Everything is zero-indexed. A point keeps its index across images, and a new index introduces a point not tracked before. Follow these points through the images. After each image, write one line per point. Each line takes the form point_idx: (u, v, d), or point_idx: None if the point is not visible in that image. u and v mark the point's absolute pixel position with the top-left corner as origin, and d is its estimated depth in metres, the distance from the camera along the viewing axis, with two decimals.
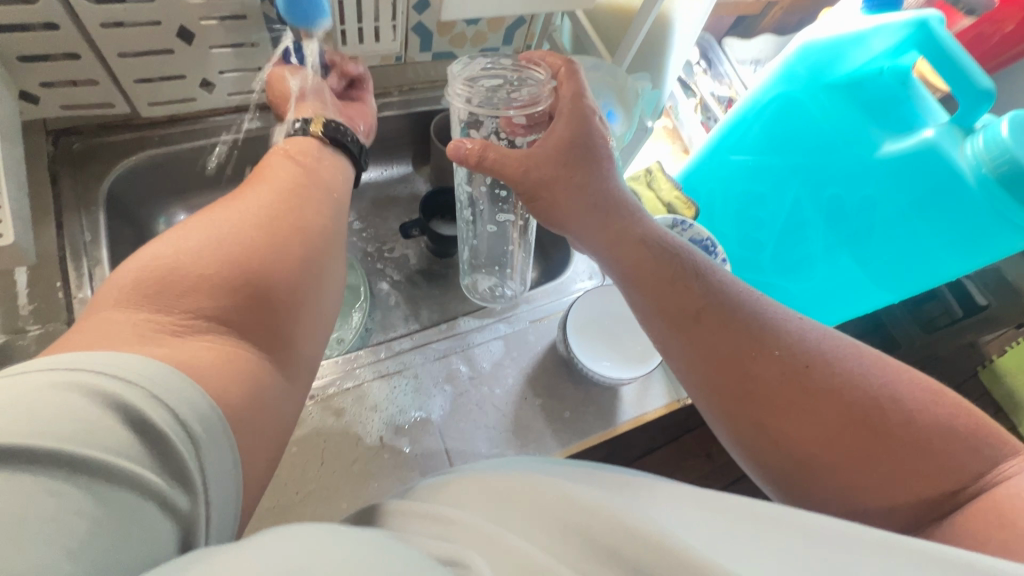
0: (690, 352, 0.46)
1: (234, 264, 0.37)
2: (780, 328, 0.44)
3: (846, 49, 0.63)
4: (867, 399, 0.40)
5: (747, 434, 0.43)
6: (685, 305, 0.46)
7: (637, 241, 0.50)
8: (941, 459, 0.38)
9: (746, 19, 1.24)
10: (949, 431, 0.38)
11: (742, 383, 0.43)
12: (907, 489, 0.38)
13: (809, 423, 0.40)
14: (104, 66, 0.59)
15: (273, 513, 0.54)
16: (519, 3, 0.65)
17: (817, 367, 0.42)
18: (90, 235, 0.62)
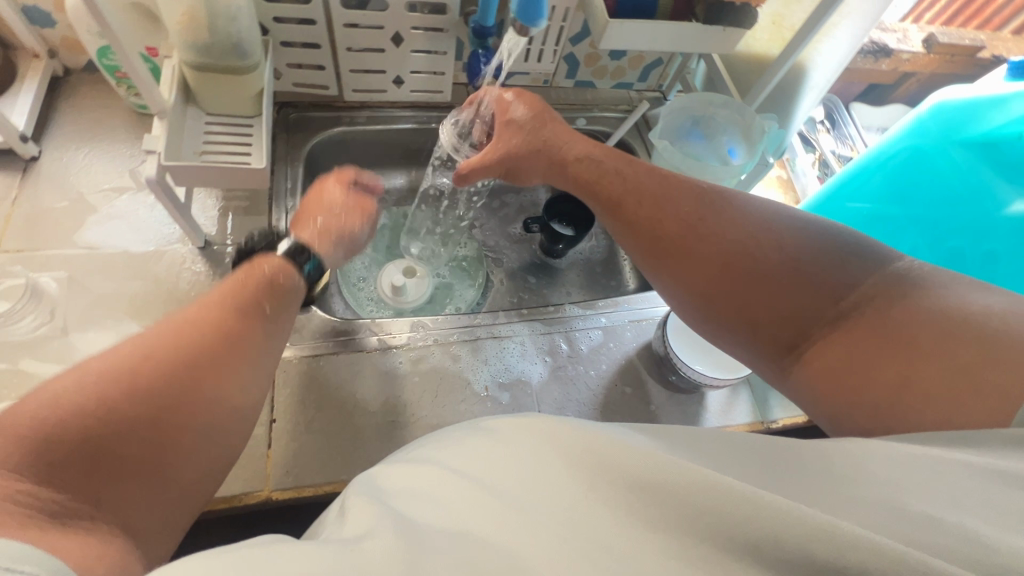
0: (669, 280, 0.53)
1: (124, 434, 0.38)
2: (728, 244, 0.52)
3: (982, 112, 0.65)
4: (767, 255, 0.48)
5: (708, 311, 0.51)
6: (656, 238, 0.54)
7: (604, 172, 0.60)
8: (843, 288, 0.44)
9: (878, 87, 1.25)
10: (840, 262, 0.46)
11: (721, 294, 0.50)
12: (824, 321, 0.44)
13: (735, 291, 0.49)
14: (332, 55, 0.76)
15: (392, 427, 0.63)
16: (668, 41, 0.75)
17: (726, 240, 0.51)
18: (290, 183, 0.78)
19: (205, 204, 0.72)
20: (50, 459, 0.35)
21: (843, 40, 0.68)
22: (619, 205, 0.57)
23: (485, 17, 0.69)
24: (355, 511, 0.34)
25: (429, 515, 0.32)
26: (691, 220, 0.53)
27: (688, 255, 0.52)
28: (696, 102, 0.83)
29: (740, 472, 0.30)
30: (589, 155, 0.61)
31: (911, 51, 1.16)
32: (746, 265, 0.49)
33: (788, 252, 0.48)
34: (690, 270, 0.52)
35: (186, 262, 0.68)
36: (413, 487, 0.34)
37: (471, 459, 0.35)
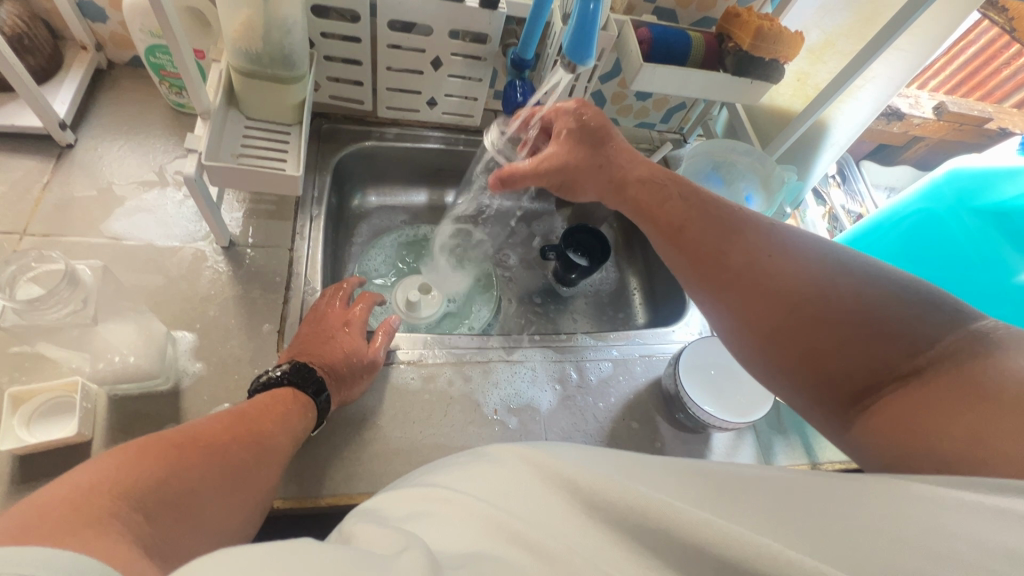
0: (738, 307, 0.54)
1: (174, 471, 0.43)
2: (796, 276, 0.51)
3: (996, 181, 0.67)
4: (840, 299, 0.48)
5: (771, 350, 0.52)
6: (723, 267, 0.56)
7: (672, 201, 0.61)
8: (920, 343, 0.43)
9: (888, 147, 1.29)
10: (922, 314, 0.45)
11: (787, 333, 0.50)
12: (895, 375, 0.44)
13: (802, 331, 0.49)
14: (372, 73, 0.78)
15: (399, 442, 0.63)
16: (697, 87, 0.77)
17: (793, 280, 0.51)
18: (317, 192, 0.79)
19: (232, 205, 0.73)
20: (126, 498, 0.38)
21: (866, 102, 0.71)
22: (683, 231, 0.59)
23: (525, 51, 0.72)
24: (362, 532, 0.32)
25: (440, 539, 0.31)
26: (758, 254, 0.54)
27: (756, 292, 0.53)
28: (718, 148, 0.85)
29: (766, 516, 0.31)
30: (653, 179, 0.64)
31: (922, 116, 1.20)
32: (816, 307, 0.48)
33: (863, 297, 0.47)
34: (756, 307, 0.53)
35: (209, 260, 0.68)
36: (415, 511, 0.34)
37: (475, 484, 0.35)
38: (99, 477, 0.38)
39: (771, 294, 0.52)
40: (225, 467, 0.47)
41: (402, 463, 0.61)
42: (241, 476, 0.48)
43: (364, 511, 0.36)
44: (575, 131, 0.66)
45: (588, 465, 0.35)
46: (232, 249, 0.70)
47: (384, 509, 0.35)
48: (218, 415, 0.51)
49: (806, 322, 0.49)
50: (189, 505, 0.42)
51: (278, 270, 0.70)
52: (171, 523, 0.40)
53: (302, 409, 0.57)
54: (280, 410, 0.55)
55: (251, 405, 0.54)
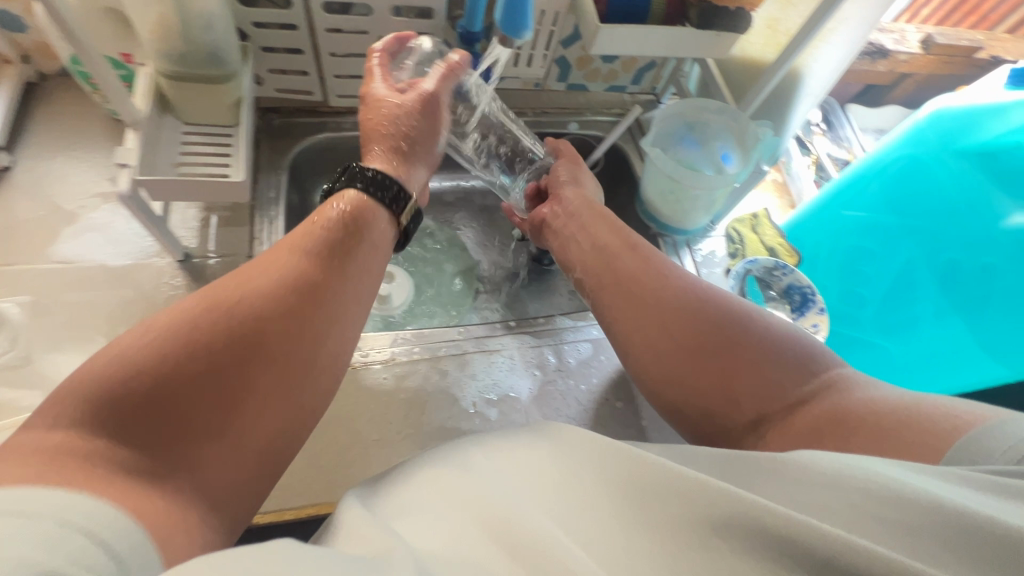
0: (634, 304, 0.56)
1: (193, 349, 0.39)
2: (712, 295, 0.54)
3: (980, 119, 0.64)
4: (757, 329, 0.51)
5: (681, 370, 0.51)
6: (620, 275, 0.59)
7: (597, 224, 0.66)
8: (807, 373, 0.48)
9: (875, 88, 1.24)
10: (807, 354, 0.49)
11: (707, 358, 0.50)
12: (786, 404, 0.47)
13: (707, 355, 0.50)
14: (315, 60, 0.74)
15: (375, 446, 0.61)
16: (660, 45, 0.73)
17: (686, 309, 0.53)
18: (273, 193, 0.76)
19: (185, 216, 0.70)
20: (113, 421, 0.35)
21: (840, 46, 0.67)
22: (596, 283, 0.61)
23: (471, 23, 0.69)
24: (351, 525, 0.32)
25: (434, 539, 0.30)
26: (660, 266, 0.58)
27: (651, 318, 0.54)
28: (689, 108, 0.81)
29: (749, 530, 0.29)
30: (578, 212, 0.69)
31: (907, 52, 1.14)
32: (736, 332, 0.50)
33: (775, 330, 0.51)
34: (655, 314, 0.54)
35: (166, 276, 0.66)
36: (409, 509, 0.33)
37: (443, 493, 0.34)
38: (155, 321, 0.41)
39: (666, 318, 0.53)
40: (202, 395, 0.38)
41: (380, 466, 0.60)
42: (212, 419, 0.38)
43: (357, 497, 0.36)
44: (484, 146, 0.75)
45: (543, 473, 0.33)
46: (189, 261, 0.68)
47: (379, 501, 0.35)
48: (151, 321, 0.41)
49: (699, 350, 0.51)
50: (166, 443, 0.36)
51: None
52: (159, 441, 0.36)
53: (355, 239, 0.53)
54: (299, 288, 0.47)
55: (229, 299, 0.43)
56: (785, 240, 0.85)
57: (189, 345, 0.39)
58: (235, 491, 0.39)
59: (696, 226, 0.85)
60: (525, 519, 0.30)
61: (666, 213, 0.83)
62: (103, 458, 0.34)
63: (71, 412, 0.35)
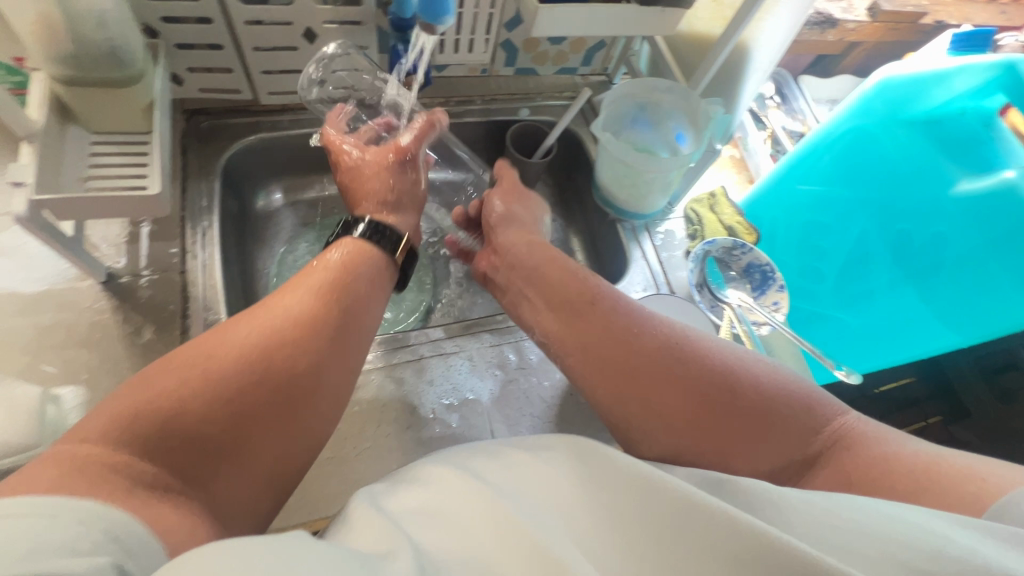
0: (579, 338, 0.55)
1: (192, 403, 0.40)
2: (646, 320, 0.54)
3: (927, 87, 0.63)
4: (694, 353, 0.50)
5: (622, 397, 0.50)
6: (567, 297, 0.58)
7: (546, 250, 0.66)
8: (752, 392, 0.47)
9: (826, 57, 1.23)
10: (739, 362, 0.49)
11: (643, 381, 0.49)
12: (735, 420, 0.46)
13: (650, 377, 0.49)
14: (239, 56, 0.69)
15: (331, 463, 0.58)
16: (605, 24, 0.70)
17: (646, 337, 0.52)
18: (206, 201, 0.71)
19: (108, 233, 0.65)
20: (149, 441, 0.37)
21: (785, 18, 0.65)
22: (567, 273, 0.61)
23: (403, 9, 0.65)
24: (359, 523, 0.35)
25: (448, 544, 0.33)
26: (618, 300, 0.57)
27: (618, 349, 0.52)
28: (640, 88, 0.79)
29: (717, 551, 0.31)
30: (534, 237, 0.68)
31: (856, 20, 1.13)
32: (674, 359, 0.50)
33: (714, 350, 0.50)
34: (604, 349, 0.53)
35: (90, 299, 0.61)
36: (423, 512, 0.35)
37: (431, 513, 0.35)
38: (201, 346, 0.44)
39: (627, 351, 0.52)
40: (246, 414, 0.42)
41: (337, 485, 0.57)
42: (244, 450, 0.41)
43: (369, 493, 0.38)
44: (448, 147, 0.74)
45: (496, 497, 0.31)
46: (116, 281, 0.63)
47: (390, 499, 0.37)
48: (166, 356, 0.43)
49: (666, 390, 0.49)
50: (198, 469, 0.39)
51: (171, 298, 0.63)
52: (200, 459, 0.39)
53: (354, 283, 0.53)
54: (315, 329, 0.48)
55: (243, 344, 0.44)
56: (743, 218, 0.84)
57: (182, 405, 0.39)
58: (249, 507, 0.41)
59: (655, 209, 0.83)
60: (530, 528, 0.32)
61: (623, 198, 0.81)
62: (128, 477, 0.35)
63: (98, 432, 0.37)
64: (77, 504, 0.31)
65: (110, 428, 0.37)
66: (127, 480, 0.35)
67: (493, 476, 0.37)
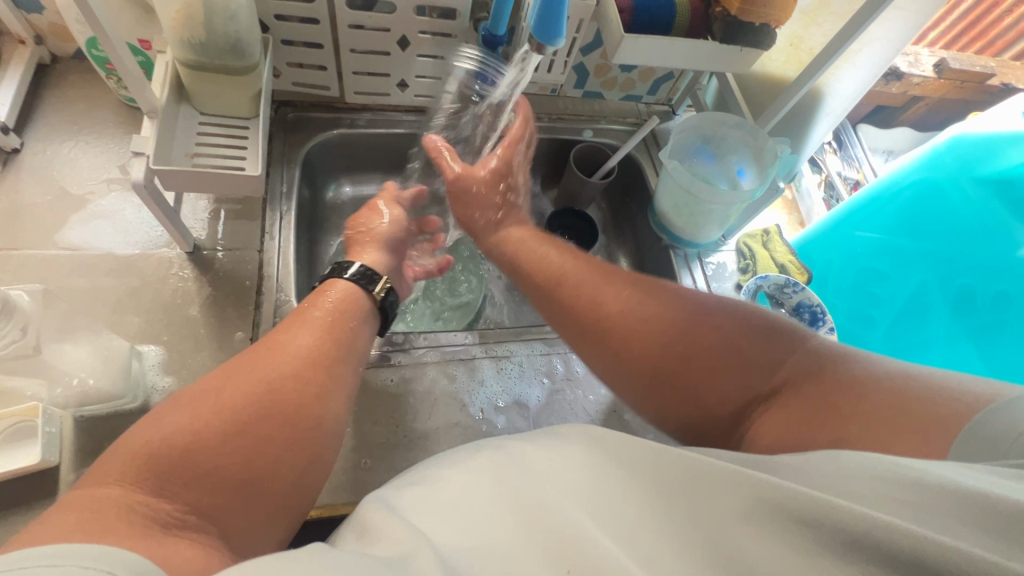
0: (603, 351, 0.54)
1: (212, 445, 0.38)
2: (658, 290, 0.55)
3: (1000, 147, 0.64)
4: (709, 328, 0.50)
5: (662, 393, 0.50)
6: (553, 273, 0.60)
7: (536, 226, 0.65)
8: (772, 364, 0.47)
9: (886, 108, 1.24)
10: (767, 337, 0.49)
11: (675, 364, 0.50)
12: (760, 396, 0.46)
13: (682, 356, 0.50)
14: (335, 56, 0.73)
15: (382, 449, 0.60)
16: (684, 58, 0.72)
17: (670, 310, 0.53)
18: (286, 187, 0.75)
19: (196, 208, 0.70)
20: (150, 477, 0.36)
21: (863, 68, 0.67)
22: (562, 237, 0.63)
23: (496, 27, 0.69)
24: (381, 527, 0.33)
25: (461, 537, 0.32)
26: (629, 291, 0.55)
27: (602, 307, 0.55)
28: (708, 121, 0.81)
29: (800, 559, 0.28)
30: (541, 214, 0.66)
31: (921, 75, 1.14)
32: (688, 340, 0.50)
33: (725, 330, 0.50)
34: (632, 348, 0.52)
35: (175, 266, 0.65)
36: (448, 502, 0.34)
37: (430, 509, 0.34)
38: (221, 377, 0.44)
39: (622, 312, 0.54)
40: (265, 437, 0.41)
41: (385, 470, 0.59)
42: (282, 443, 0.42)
43: (383, 500, 0.36)
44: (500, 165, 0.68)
45: (547, 499, 0.33)
46: (198, 252, 0.67)
47: (405, 501, 0.36)
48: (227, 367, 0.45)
49: (652, 334, 0.52)
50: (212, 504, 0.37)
51: (247, 274, 0.67)
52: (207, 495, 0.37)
53: (339, 332, 0.53)
54: (327, 361, 0.49)
55: (252, 376, 0.44)
56: (796, 257, 0.84)
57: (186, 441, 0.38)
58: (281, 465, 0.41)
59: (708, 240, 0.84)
60: (549, 515, 0.32)
61: (679, 225, 0.83)
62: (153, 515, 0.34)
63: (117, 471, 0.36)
64: (105, 552, 0.29)
65: (130, 469, 0.36)
66: (143, 520, 0.34)
67: (508, 476, 0.36)
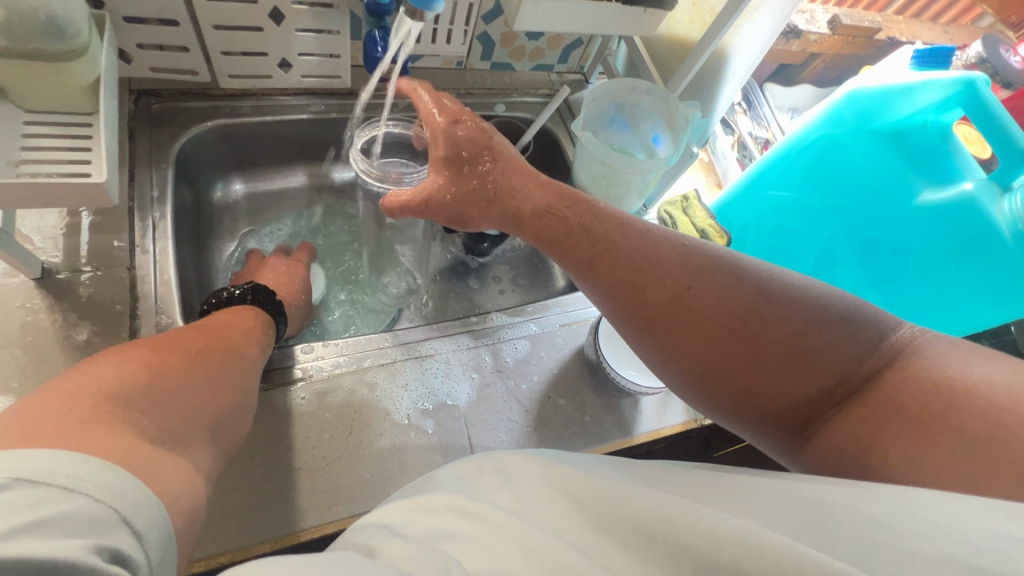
0: (652, 340, 0.49)
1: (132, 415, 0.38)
2: (720, 267, 0.49)
3: (893, 99, 0.66)
4: (773, 320, 0.45)
5: (714, 394, 0.47)
6: (582, 255, 0.53)
7: (545, 212, 0.56)
8: (848, 363, 0.42)
9: (789, 67, 1.27)
10: (843, 330, 0.43)
11: (732, 358, 0.45)
12: (827, 400, 0.42)
13: (734, 353, 0.45)
14: (197, 34, 0.63)
15: (300, 474, 0.55)
16: (588, 23, 0.69)
17: (728, 299, 0.47)
18: (157, 191, 0.65)
19: (44, 225, 0.59)
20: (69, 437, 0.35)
21: (763, 25, 0.66)
22: (589, 218, 0.54)
23: None
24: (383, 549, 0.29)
25: (471, 560, 0.28)
26: (678, 278, 0.49)
27: (647, 296, 0.49)
28: (619, 89, 0.78)
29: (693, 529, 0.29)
30: (552, 203, 0.56)
31: (817, 32, 1.17)
32: (744, 339, 0.45)
33: (795, 321, 0.44)
34: (686, 344, 0.47)
35: (22, 297, 0.55)
36: (441, 530, 0.30)
37: (423, 523, 0.31)
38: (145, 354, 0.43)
39: (675, 298, 0.48)
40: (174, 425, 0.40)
41: (304, 498, 0.54)
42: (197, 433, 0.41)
43: (381, 524, 0.32)
44: (449, 149, 0.58)
45: (516, 510, 0.31)
46: (53, 277, 0.57)
47: (397, 523, 0.32)
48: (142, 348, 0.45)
49: (713, 325, 0.46)
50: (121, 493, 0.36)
51: (117, 296, 0.57)
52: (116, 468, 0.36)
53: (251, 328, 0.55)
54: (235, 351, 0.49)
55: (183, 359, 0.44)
56: (715, 222, 0.84)
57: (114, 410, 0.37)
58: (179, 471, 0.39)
59: (630, 209, 0.83)
60: (537, 540, 0.28)
61: (600, 199, 0.81)
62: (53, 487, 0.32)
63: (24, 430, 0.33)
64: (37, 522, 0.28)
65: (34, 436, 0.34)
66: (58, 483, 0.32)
67: (502, 496, 0.32)
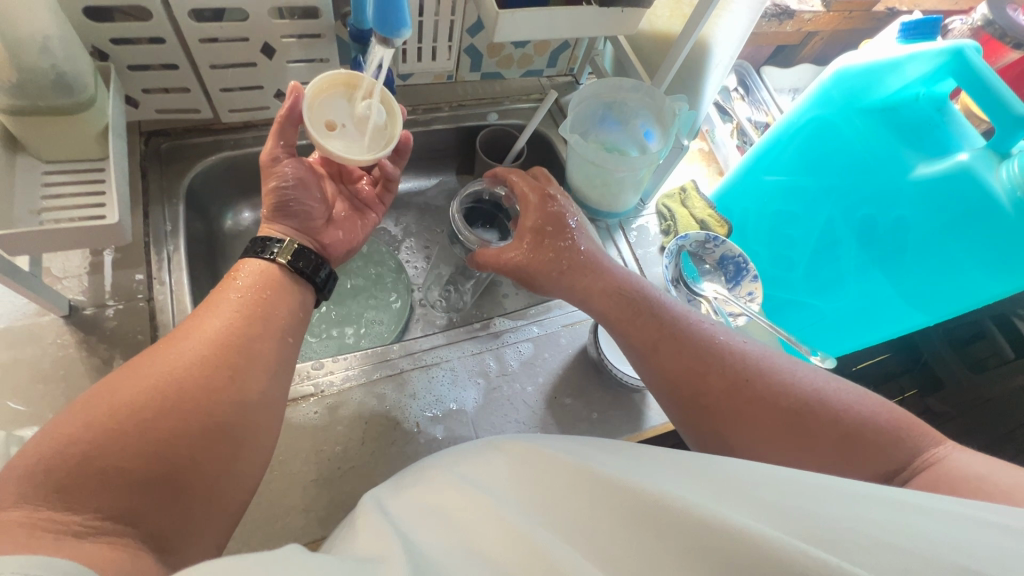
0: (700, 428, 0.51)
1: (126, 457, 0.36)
2: (776, 369, 0.50)
3: (881, 75, 0.65)
4: (828, 416, 0.47)
5: None
6: (647, 338, 0.54)
7: (613, 292, 0.57)
8: (893, 461, 0.45)
9: (786, 48, 1.26)
10: (893, 436, 0.46)
11: (784, 447, 0.47)
12: None
13: (789, 446, 0.47)
14: (196, 75, 0.67)
15: (316, 486, 0.57)
16: (567, 28, 0.70)
17: (784, 396, 0.48)
18: (171, 225, 0.69)
19: (68, 265, 0.63)
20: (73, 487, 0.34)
21: (742, 12, 0.66)
22: (653, 309, 0.56)
23: (361, 20, 0.64)
24: (363, 531, 0.32)
25: (440, 543, 0.30)
26: (740, 373, 0.50)
27: (706, 386, 0.50)
28: (606, 88, 0.79)
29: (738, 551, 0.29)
30: (620, 289, 0.57)
31: (811, 10, 1.14)
32: (802, 430, 0.47)
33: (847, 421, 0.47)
34: (743, 431, 0.48)
35: (52, 335, 0.59)
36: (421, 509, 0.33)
37: (407, 507, 0.34)
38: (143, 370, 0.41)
39: (733, 388, 0.49)
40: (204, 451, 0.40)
41: (322, 508, 0.56)
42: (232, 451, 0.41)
43: (367, 509, 0.35)
44: (538, 219, 0.60)
45: (492, 497, 0.33)
46: (80, 313, 0.61)
47: (386, 505, 0.34)
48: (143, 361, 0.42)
49: (770, 416, 0.48)
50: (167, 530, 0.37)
51: (139, 327, 0.61)
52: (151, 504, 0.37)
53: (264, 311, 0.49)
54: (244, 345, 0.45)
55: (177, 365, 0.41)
56: (715, 211, 0.85)
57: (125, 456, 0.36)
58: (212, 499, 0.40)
59: (627, 207, 0.83)
60: (520, 525, 0.30)
61: (595, 199, 0.81)
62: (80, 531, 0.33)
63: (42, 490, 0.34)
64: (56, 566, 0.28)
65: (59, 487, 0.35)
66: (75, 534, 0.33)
67: (486, 479, 0.34)
